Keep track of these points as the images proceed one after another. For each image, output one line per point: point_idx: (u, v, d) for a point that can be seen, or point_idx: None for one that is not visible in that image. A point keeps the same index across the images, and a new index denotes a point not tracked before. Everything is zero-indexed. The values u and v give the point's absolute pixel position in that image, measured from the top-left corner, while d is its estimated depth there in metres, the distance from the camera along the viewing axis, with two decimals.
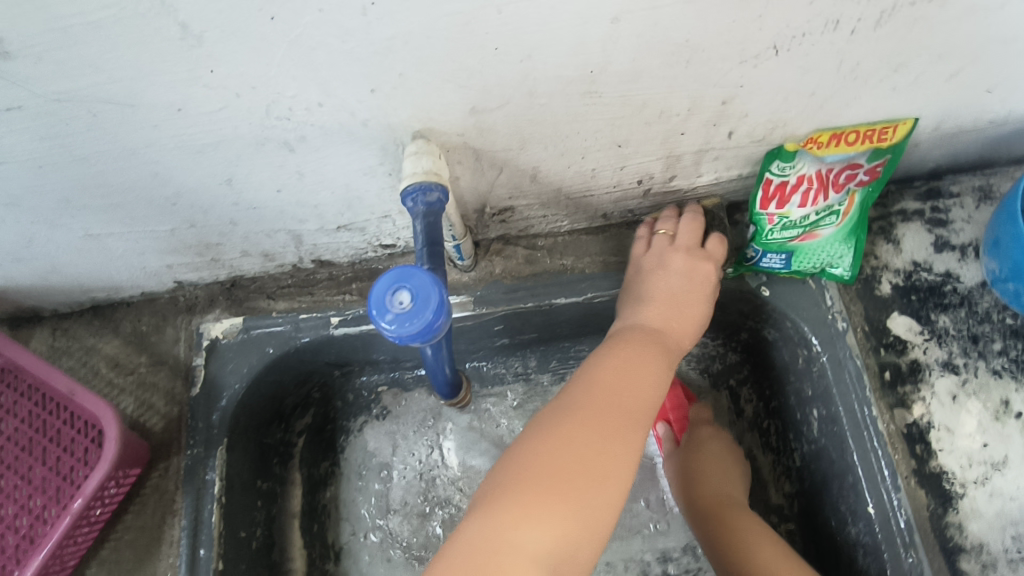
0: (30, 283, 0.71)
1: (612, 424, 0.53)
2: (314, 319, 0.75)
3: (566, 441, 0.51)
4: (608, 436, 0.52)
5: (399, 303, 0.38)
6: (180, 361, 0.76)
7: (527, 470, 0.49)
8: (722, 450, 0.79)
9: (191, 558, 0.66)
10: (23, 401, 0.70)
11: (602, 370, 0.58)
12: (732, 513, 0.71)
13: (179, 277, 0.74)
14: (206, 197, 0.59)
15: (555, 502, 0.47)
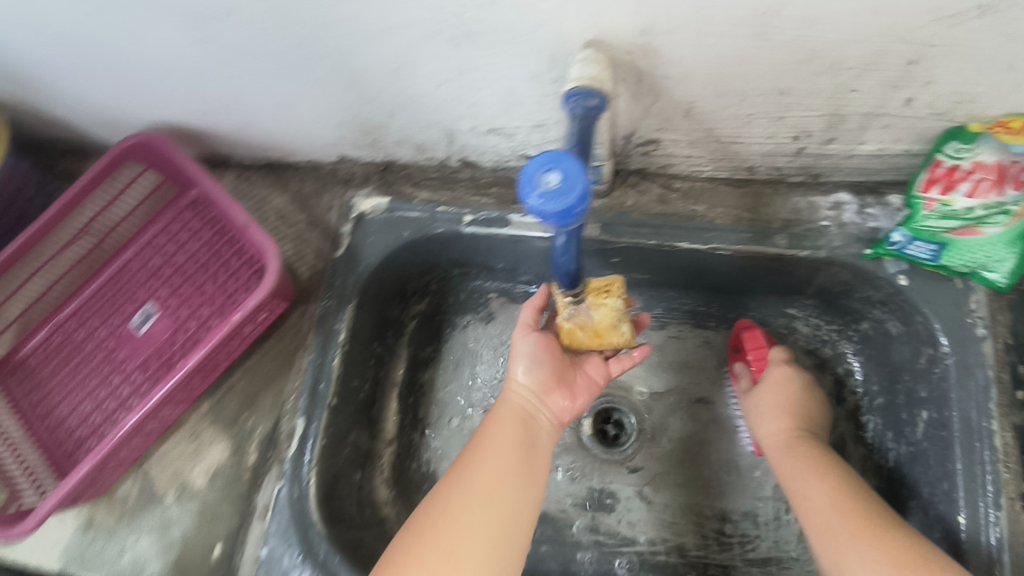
0: (226, 133, 0.83)
1: (490, 511, 0.58)
2: (450, 213, 0.81)
3: (450, 540, 0.56)
4: (483, 537, 0.57)
5: (548, 184, 0.42)
6: (330, 226, 0.86)
7: (414, 569, 0.54)
8: (802, 386, 0.77)
9: (311, 390, 0.78)
10: (210, 231, 0.87)
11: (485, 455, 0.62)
12: (804, 447, 0.72)
13: (344, 151, 0.83)
14: (383, 80, 0.65)
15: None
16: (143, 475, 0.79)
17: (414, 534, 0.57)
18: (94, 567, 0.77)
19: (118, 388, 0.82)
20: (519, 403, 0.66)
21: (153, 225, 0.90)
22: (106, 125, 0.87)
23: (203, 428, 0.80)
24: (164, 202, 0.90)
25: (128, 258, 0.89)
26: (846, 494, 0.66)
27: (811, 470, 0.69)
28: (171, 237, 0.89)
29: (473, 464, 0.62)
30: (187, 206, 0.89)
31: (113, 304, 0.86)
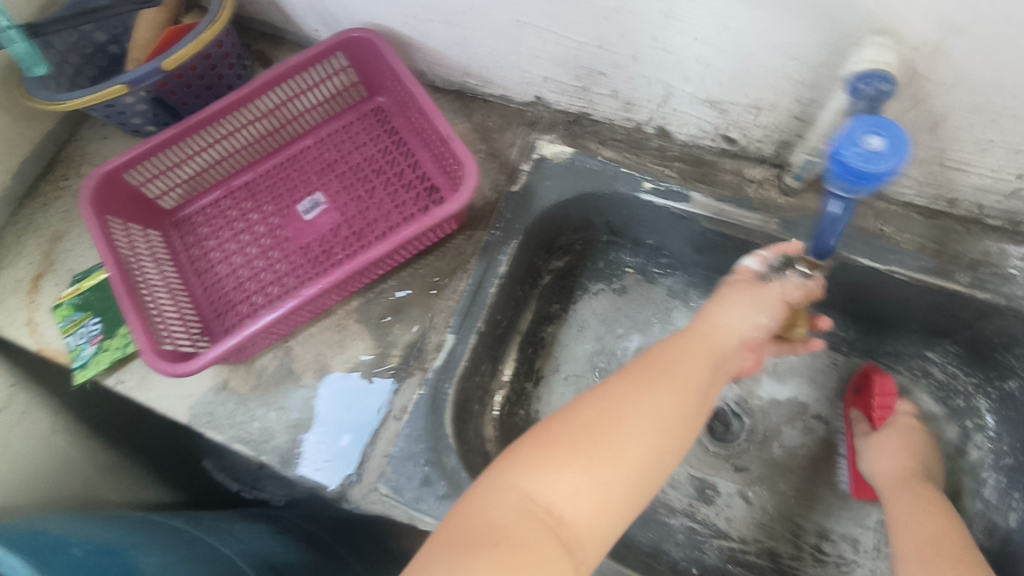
0: (432, 48, 0.84)
1: (655, 423, 0.55)
2: (631, 176, 0.83)
3: (609, 423, 0.54)
4: (640, 435, 0.54)
5: (868, 146, 0.44)
6: (509, 161, 0.88)
7: (559, 438, 0.53)
8: (920, 440, 0.80)
9: (466, 311, 0.79)
10: (390, 141, 0.90)
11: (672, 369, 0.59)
12: (919, 488, 0.73)
13: (541, 94, 0.85)
14: (638, 31, 0.66)
15: (587, 467, 0.52)
16: (285, 351, 0.82)
17: (579, 411, 0.56)
18: (221, 428, 0.79)
19: (278, 264, 0.85)
20: (714, 334, 0.63)
21: (335, 122, 0.93)
22: (318, 16, 0.89)
23: (351, 322, 0.82)
24: (350, 103, 0.93)
25: (306, 148, 0.92)
26: (953, 535, 0.66)
27: (921, 504, 0.70)
28: (351, 138, 0.92)
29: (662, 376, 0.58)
30: (371, 112, 0.93)
31: (286, 187, 0.90)
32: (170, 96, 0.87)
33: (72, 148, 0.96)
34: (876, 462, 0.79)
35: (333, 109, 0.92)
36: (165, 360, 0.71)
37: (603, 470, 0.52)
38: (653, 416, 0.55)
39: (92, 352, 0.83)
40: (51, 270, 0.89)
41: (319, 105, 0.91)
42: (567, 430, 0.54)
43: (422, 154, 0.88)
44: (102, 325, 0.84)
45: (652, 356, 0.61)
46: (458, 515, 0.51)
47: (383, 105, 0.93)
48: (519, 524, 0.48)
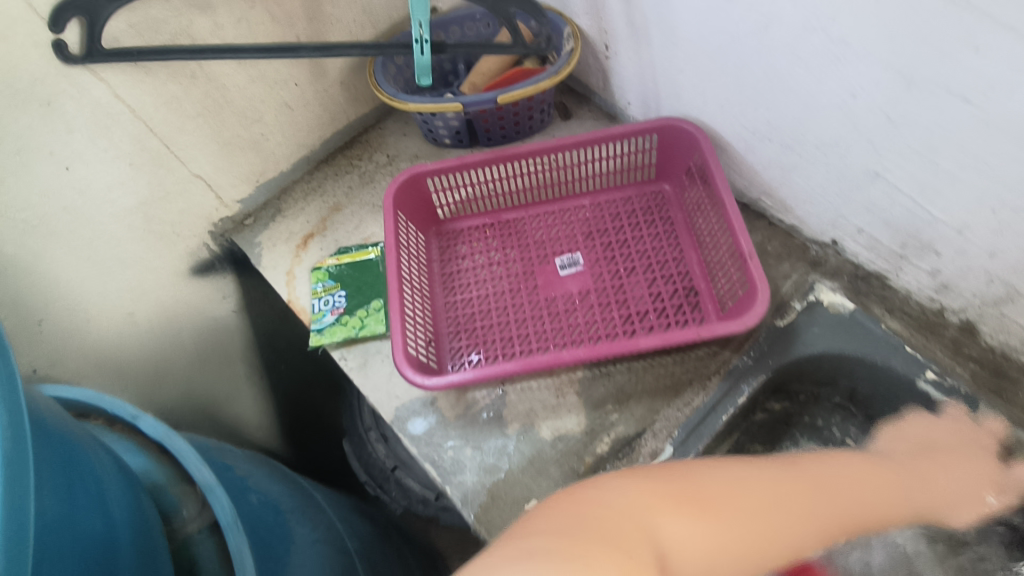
0: (749, 162, 0.84)
1: (761, 508, 0.55)
2: (916, 358, 0.75)
3: (722, 492, 0.54)
4: (738, 525, 0.53)
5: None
6: (778, 292, 0.84)
7: (664, 493, 0.51)
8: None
9: (693, 428, 0.75)
10: (663, 229, 0.90)
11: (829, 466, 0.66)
12: None
13: (842, 240, 0.81)
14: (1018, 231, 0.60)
15: (707, 524, 0.51)
16: (499, 392, 0.82)
17: (693, 475, 0.55)
18: (416, 441, 0.80)
19: (520, 306, 0.86)
20: (853, 505, 0.64)
21: (613, 193, 0.95)
22: (642, 95, 0.92)
23: (570, 392, 0.81)
24: (634, 181, 0.94)
25: (579, 207, 0.94)
26: None
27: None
28: (624, 213, 0.93)
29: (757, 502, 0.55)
30: (651, 196, 0.94)
31: (550, 237, 0.92)
32: (481, 121, 0.93)
33: (373, 134, 1.06)
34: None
35: (617, 181, 0.94)
36: (411, 367, 0.73)
37: (720, 537, 0.51)
38: (747, 493, 0.56)
39: (331, 321, 0.88)
40: (321, 234, 0.97)
41: (608, 173, 0.93)
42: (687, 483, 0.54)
43: (691, 254, 0.87)
44: (347, 300, 0.90)
45: (801, 466, 0.64)
46: (565, 497, 0.49)
47: (665, 193, 0.93)
48: (628, 534, 0.45)
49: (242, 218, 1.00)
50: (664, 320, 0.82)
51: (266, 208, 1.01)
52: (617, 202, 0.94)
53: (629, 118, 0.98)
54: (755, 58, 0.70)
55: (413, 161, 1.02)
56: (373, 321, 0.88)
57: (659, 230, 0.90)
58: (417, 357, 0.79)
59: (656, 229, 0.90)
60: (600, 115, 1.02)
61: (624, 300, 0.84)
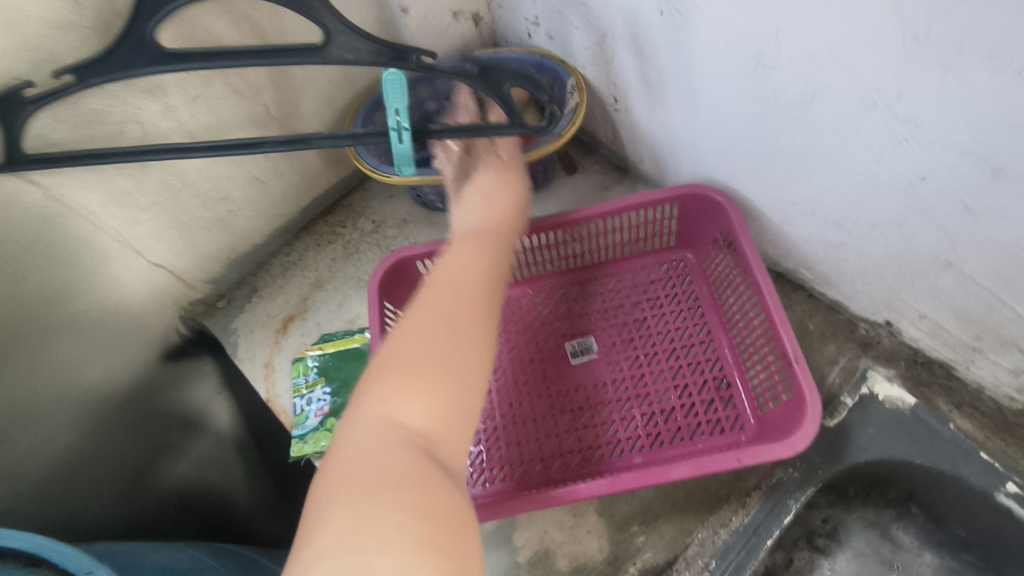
0: (786, 233, 0.72)
1: (466, 338, 0.49)
2: (991, 466, 0.64)
3: (415, 358, 0.46)
4: (468, 352, 0.48)
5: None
6: (824, 382, 0.73)
7: (398, 368, 0.46)
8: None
9: (736, 559, 0.65)
10: (687, 306, 0.81)
11: (451, 260, 0.58)
12: None
13: (898, 323, 0.70)
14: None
15: (443, 392, 0.45)
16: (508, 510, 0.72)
17: (403, 346, 0.47)
18: None
19: (529, 404, 0.77)
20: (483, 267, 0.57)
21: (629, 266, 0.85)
22: (657, 152, 0.81)
23: (589, 509, 0.71)
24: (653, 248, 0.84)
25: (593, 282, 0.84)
26: None
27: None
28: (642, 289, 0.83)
29: (430, 320, 0.49)
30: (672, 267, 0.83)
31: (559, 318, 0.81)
32: None
33: (358, 196, 0.95)
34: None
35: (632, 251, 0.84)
36: None
37: (452, 408, 0.45)
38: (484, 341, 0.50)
39: (314, 424, 0.78)
40: (301, 317, 0.87)
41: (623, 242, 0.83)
42: (413, 341, 0.47)
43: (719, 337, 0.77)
44: (332, 397, 0.79)
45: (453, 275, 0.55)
46: (354, 432, 0.43)
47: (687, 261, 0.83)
48: (375, 447, 0.41)
49: (214, 299, 0.90)
50: (693, 420, 0.73)
51: (240, 286, 0.91)
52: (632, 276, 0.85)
53: (643, 173, 0.87)
54: (796, 133, 0.59)
55: (402, 227, 0.91)
56: None
57: (683, 308, 0.81)
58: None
59: (678, 307, 0.81)
60: (609, 168, 0.91)
61: (646, 396, 0.75)
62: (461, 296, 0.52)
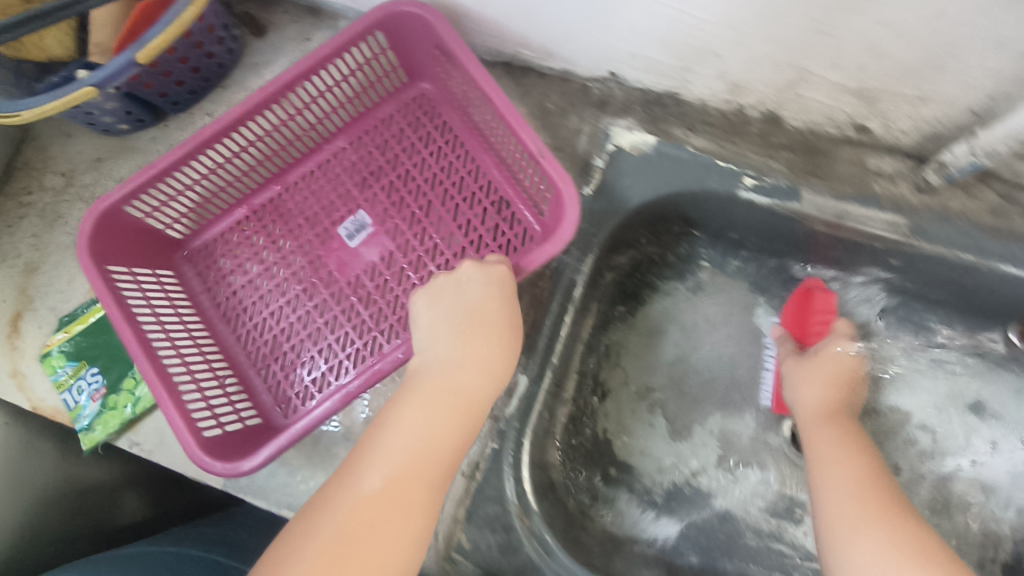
0: (489, 15, 0.66)
1: (401, 489, 0.49)
2: (731, 171, 0.68)
3: (348, 558, 0.45)
4: (397, 514, 0.48)
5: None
6: (577, 154, 0.73)
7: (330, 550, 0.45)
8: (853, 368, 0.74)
9: (540, 347, 0.68)
10: (443, 138, 0.75)
11: (391, 435, 0.52)
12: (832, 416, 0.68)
13: (619, 71, 0.68)
14: (797, 15, 0.50)
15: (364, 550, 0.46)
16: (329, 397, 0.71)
17: (321, 531, 0.47)
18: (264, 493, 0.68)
19: (326, 305, 0.72)
20: (445, 380, 0.55)
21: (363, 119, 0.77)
22: None
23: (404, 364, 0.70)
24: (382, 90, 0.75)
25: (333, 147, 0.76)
26: (877, 476, 0.60)
27: (849, 433, 0.66)
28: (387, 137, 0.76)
29: (376, 511, 0.47)
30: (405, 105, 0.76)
31: None
32: (144, 88, 0.70)
33: (30, 151, 0.78)
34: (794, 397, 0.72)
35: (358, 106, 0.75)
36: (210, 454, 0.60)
37: None
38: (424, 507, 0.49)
39: (95, 410, 0.71)
40: (30, 309, 0.74)
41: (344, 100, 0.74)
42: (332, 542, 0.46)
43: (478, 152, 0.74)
44: (103, 376, 0.72)
45: (410, 399, 0.54)
46: None
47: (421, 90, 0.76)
48: None
49: None
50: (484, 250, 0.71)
51: None
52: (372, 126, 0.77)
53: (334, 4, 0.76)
54: None
55: (97, 166, 0.77)
56: (146, 387, 0.71)
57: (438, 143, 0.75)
58: (231, 434, 0.66)
59: (433, 143, 0.75)
60: (298, 10, 0.78)
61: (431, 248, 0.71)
62: (392, 480, 0.49)
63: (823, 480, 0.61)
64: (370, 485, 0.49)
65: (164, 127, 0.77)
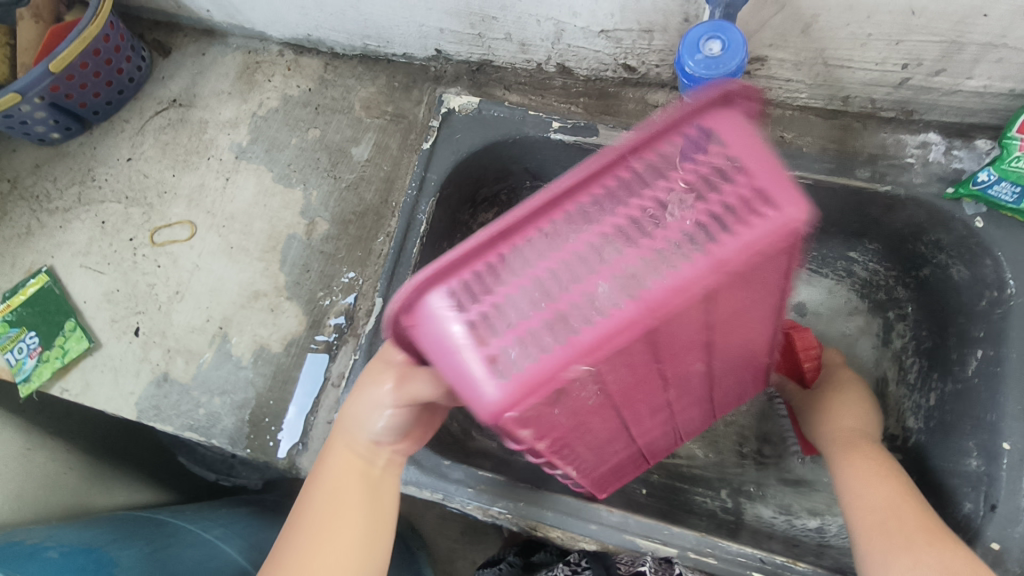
0: (328, 13, 0.84)
1: (339, 501, 0.57)
2: (540, 118, 0.81)
3: (311, 560, 0.54)
4: (342, 512, 0.57)
5: (708, 51, 0.46)
6: (418, 121, 0.88)
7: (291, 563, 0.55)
8: (860, 391, 0.75)
9: (391, 272, 0.78)
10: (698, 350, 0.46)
11: (336, 452, 0.60)
12: (874, 455, 0.66)
13: (441, 46, 0.85)
14: None
15: (319, 557, 0.55)
16: (222, 335, 0.83)
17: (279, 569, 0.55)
18: (169, 419, 0.80)
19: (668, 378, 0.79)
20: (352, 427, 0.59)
21: (672, 294, 0.36)
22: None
23: (285, 301, 0.83)
24: (757, 225, 0.36)
25: (529, 403, 0.37)
26: (912, 500, 0.61)
27: (883, 470, 0.64)
28: (620, 358, 0.40)
29: (325, 526, 0.56)
30: (668, 194, 0.37)
31: (203, 177, 0.90)
32: (66, 99, 0.86)
33: None
34: (814, 426, 0.74)
35: (709, 214, 0.37)
36: None
37: (342, 559, 0.55)
38: (357, 493, 0.58)
39: (34, 365, 0.85)
40: None
41: (668, 197, 0.37)
42: (302, 549, 0.55)
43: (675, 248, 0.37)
44: (39, 337, 0.86)
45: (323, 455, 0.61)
46: None
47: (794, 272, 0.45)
48: None
49: None
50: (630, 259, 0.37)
51: None
52: (747, 214, 0.37)
53: (220, 24, 0.94)
54: None
55: (36, 171, 0.94)
56: (72, 342, 0.85)
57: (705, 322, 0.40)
58: None
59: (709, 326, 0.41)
60: (195, 33, 0.97)
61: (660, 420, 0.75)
62: (331, 489, 0.58)
63: (872, 536, 0.59)
64: (363, 440, 0.59)
65: (90, 134, 0.94)
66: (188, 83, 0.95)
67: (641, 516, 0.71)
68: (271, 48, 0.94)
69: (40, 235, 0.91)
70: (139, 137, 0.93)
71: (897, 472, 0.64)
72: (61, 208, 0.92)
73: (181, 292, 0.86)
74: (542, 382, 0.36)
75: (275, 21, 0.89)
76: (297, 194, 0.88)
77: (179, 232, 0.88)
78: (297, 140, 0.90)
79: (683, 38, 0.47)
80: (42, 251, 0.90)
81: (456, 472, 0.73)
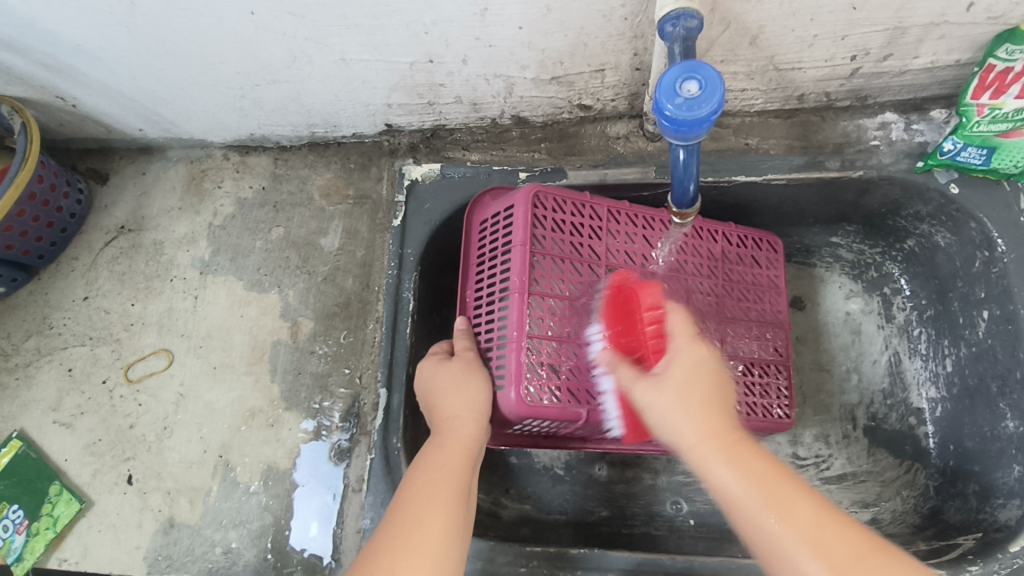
0: (269, 109, 0.82)
1: (450, 469, 0.56)
2: (506, 170, 0.80)
3: (422, 507, 0.52)
4: (453, 472, 0.56)
5: (687, 92, 0.46)
6: (382, 198, 0.87)
7: (400, 525, 0.51)
8: (720, 372, 0.53)
9: (389, 360, 0.73)
10: (580, 324, 0.64)
11: (431, 449, 0.59)
12: (714, 442, 0.48)
13: (391, 120, 0.83)
14: (464, 38, 0.66)
15: (429, 509, 0.52)
16: (224, 463, 0.78)
17: (388, 532, 0.51)
18: (184, 567, 0.74)
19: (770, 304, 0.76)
20: (462, 425, 0.60)
21: (516, 279, 0.63)
22: (141, 116, 0.85)
23: (284, 413, 0.79)
24: (515, 222, 0.65)
25: (524, 387, 0.61)
26: (824, 514, 0.44)
27: (767, 473, 0.46)
28: (573, 321, 0.64)
29: (435, 477, 0.55)
30: (500, 263, 0.66)
31: (169, 300, 0.85)
32: (7, 250, 0.82)
33: None
34: (659, 425, 0.51)
35: (503, 254, 0.66)
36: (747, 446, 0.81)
37: (449, 518, 0.52)
38: (458, 464, 0.57)
39: (22, 541, 0.78)
40: None
41: (490, 265, 0.67)
42: (416, 503, 0.53)
43: (493, 292, 0.66)
44: (23, 509, 0.79)
45: (425, 449, 0.59)
46: None
47: (620, 206, 0.69)
48: None
49: None
50: (564, 310, 0.64)
51: None
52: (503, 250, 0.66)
53: (156, 139, 0.91)
54: (174, 30, 0.67)
55: None
56: (62, 506, 0.78)
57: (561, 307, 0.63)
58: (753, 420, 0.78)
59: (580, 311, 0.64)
60: (131, 153, 0.93)
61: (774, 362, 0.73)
62: (434, 463, 0.57)
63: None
64: (462, 423, 0.60)
65: (39, 281, 0.88)
66: (133, 206, 0.91)
67: (704, 555, 0.68)
68: (214, 154, 0.91)
69: (4, 398, 0.84)
70: (92, 272, 0.88)
71: (800, 494, 0.45)
72: (20, 365, 0.85)
73: (170, 427, 0.80)
74: (520, 368, 0.61)
75: (214, 127, 0.86)
76: (272, 297, 0.84)
77: (155, 362, 0.83)
78: (262, 242, 0.86)
79: (657, 82, 0.47)
80: (8, 415, 0.84)
81: (507, 554, 0.69)
